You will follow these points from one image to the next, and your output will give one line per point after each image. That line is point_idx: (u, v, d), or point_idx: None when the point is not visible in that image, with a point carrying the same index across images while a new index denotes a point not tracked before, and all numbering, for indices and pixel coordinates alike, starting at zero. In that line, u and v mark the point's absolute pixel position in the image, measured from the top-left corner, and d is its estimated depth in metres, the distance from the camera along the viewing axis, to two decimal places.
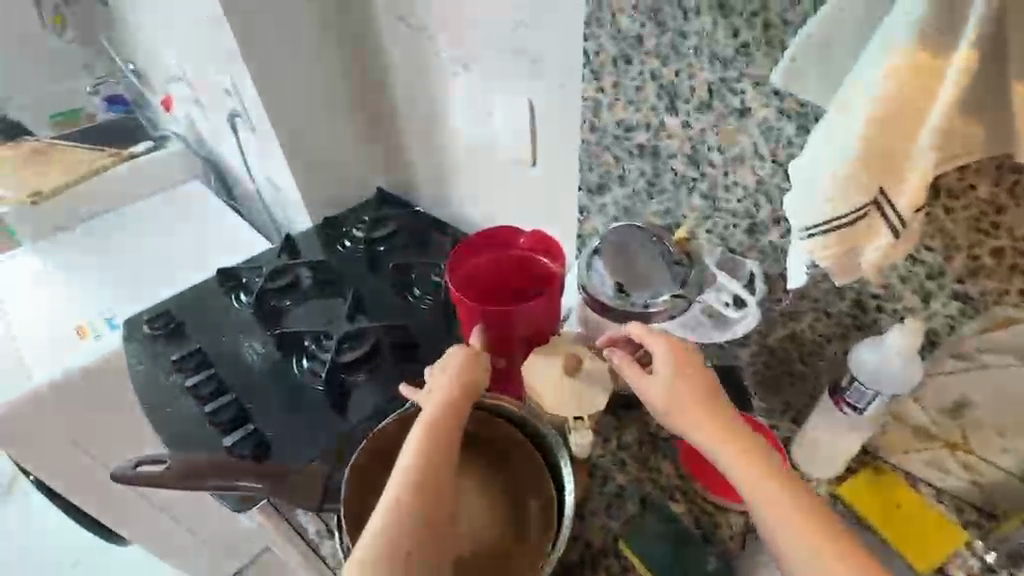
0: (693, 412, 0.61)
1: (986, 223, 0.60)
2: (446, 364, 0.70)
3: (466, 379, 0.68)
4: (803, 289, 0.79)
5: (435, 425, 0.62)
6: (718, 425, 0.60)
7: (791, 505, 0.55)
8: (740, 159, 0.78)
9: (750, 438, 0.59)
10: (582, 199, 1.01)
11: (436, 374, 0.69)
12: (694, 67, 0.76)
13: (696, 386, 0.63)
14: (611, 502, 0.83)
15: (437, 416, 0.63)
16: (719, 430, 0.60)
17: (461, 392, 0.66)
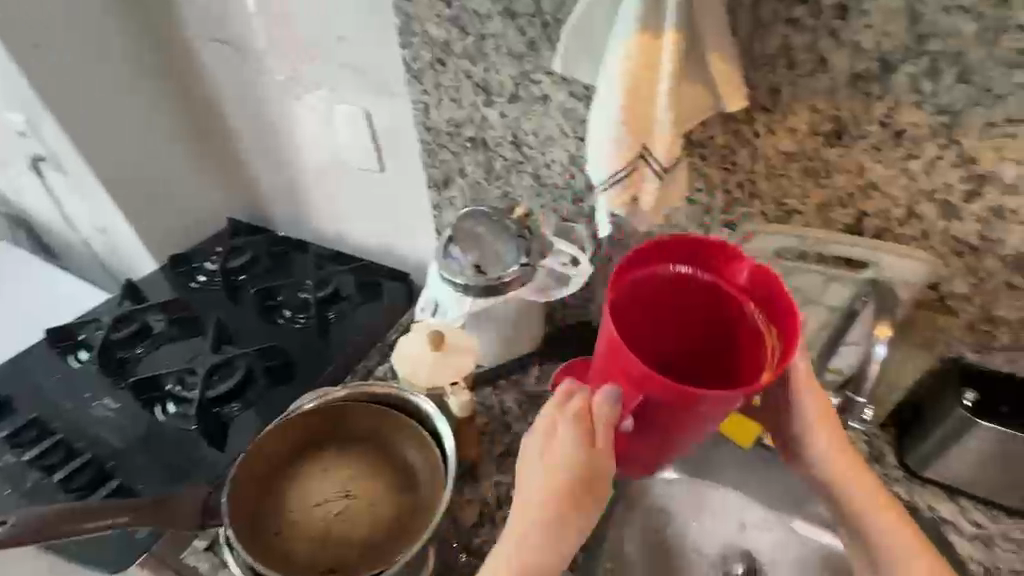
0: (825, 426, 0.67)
1: (727, 163, 0.78)
2: (553, 430, 0.59)
3: (571, 460, 0.57)
4: (622, 243, 0.97)
5: (554, 512, 0.56)
6: (848, 452, 0.67)
7: (901, 526, 0.64)
8: (552, 140, 0.91)
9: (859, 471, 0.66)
10: (434, 196, 1.12)
11: (542, 438, 0.59)
12: (497, 64, 0.87)
13: (832, 425, 0.68)
14: (500, 460, 0.92)
15: (561, 492, 0.57)
16: (846, 453, 0.67)
17: (563, 476, 0.57)
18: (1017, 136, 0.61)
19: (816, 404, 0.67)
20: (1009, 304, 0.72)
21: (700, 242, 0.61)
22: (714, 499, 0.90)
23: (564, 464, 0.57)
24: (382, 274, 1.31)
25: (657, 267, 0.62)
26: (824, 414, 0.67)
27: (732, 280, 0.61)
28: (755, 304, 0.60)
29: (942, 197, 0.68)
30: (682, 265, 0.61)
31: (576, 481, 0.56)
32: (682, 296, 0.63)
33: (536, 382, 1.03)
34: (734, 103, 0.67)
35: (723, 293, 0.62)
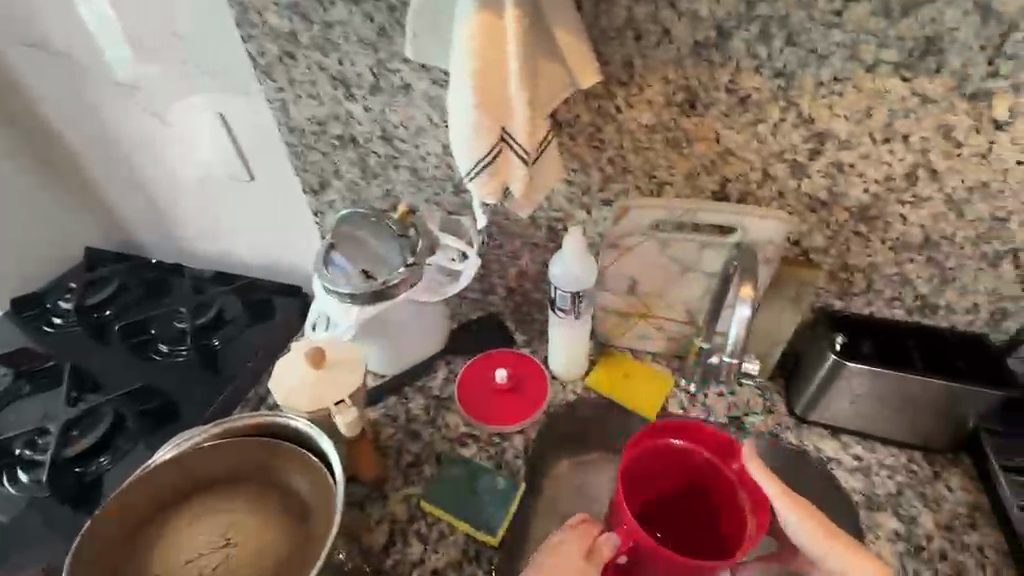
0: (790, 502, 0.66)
1: (595, 141, 0.77)
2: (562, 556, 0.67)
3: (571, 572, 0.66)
4: (512, 231, 0.95)
5: None
6: (819, 528, 0.65)
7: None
8: (423, 131, 0.87)
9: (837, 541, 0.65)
10: (312, 202, 1.04)
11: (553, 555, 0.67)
12: (351, 54, 0.82)
13: (804, 506, 0.66)
14: (409, 472, 0.87)
15: None
16: (823, 531, 0.65)
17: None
18: (843, 94, 0.65)
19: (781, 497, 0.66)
20: (861, 252, 0.77)
21: (701, 430, 0.75)
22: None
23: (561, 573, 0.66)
24: (272, 290, 1.21)
25: (662, 440, 0.75)
26: (792, 499, 0.66)
27: (728, 470, 0.73)
28: (746, 490, 0.72)
29: (790, 157, 0.71)
30: (672, 438, 0.75)
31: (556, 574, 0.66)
32: (671, 484, 0.78)
33: (439, 386, 0.98)
34: (587, 78, 0.66)
35: (721, 475, 0.74)
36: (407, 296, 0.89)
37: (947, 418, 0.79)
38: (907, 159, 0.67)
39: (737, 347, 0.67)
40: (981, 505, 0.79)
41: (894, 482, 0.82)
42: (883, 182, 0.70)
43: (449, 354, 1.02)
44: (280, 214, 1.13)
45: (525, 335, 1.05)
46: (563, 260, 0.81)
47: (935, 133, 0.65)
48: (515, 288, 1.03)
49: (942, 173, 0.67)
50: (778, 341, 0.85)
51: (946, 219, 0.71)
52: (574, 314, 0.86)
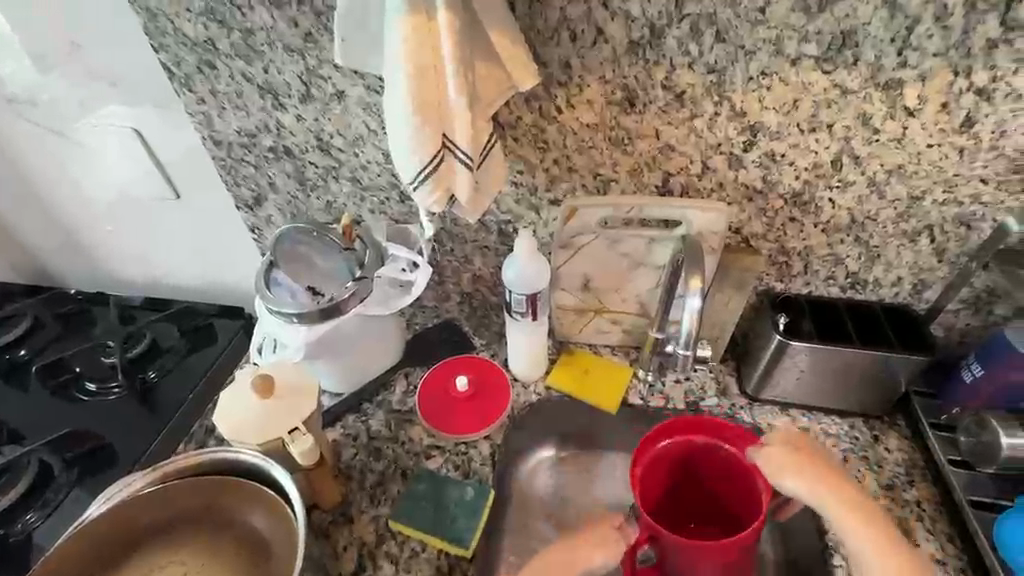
0: (790, 458, 0.68)
1: (540, 142, 0.77)
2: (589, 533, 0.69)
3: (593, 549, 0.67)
4: (463, 236, 0.93)
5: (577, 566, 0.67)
6: (811, 476, 0.68)
7: (865, 529, 0.66)
8: (361, 139, 0.83)
9: (829, 490, 0.67)
10: (248, 218, 0.99)
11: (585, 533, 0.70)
12: (277, 62, 0.77)
13: (795, 456, 0.69)
14: (375, 492, 0.85)
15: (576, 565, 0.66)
16: (815, 480, 0.67)
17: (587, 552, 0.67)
18: (770, 88, 0.68)
19: (769, 457, 0.69)
20: (796, 237, 0.81)
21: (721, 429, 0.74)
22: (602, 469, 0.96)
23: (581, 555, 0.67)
24: (212, 313, 1.14)
25: (688, 438, 0.75)
26: (784, 456, 0.69)
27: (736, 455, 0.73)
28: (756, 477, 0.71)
29: (726, 150, 0.73)
30: (698, 439, 0.74)
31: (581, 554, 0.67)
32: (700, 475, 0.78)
33: (400, 399, 0.96)
34: (527, 80, 0.66)
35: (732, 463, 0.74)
36: (357, 311, 0.86)
37: (883, 386, 0.85)
38: (832, 146, 0.71)
39: (689, 339, 0.68)
40: (917, 462, 0.85)
41: (840, 450, 0.86)
42: (812, 169, 0.73)
43: (407, 365, 1.00)
44: (212, 233, 1.06)
45: (484, 340, 1.03)
46: (516, 264, 0.80)
47: (856, 121, 0.69)
48: (470, 293, 1.02)
49: (864, 158, 0.71)
50: (727, 326, 0.88)
51: (869, 201, 0.75)
52: (532, 315, 0.86)
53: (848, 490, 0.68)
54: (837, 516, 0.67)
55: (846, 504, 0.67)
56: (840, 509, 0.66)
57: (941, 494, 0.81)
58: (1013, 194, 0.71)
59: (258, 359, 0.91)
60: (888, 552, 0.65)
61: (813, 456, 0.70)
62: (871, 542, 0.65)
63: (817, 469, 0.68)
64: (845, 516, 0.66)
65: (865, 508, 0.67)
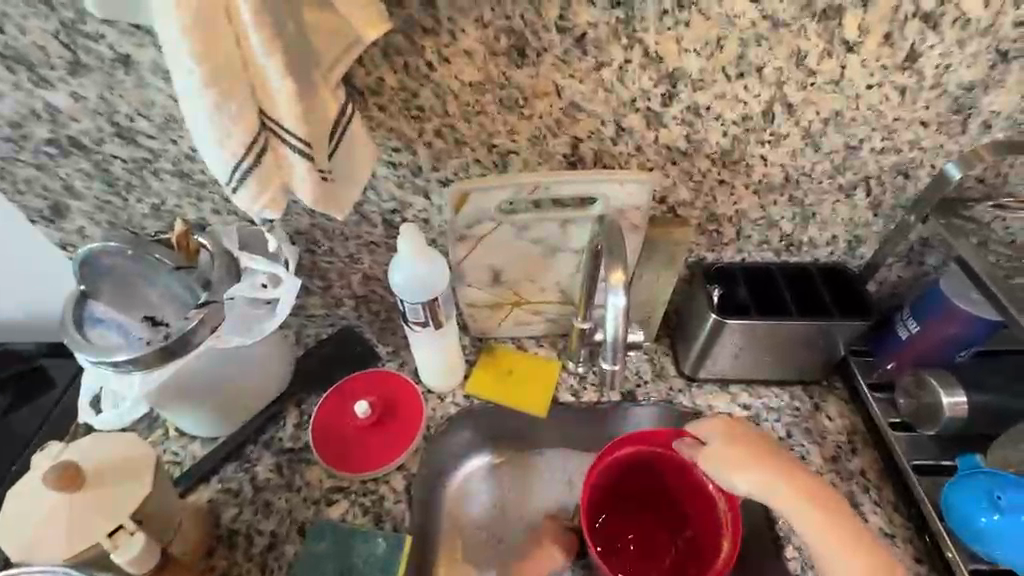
0: (734, 453, 0.61)
1: (413, 109, 0.60)
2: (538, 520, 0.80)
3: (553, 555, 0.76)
4: (342, 232, 0.76)
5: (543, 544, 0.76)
6: (759, 467, 0.60)
7: (823, 519, 0.57)
8: (173, 120, 0.62)
9: (779, 479, 0.59)
10: (52, 233, 0.75)
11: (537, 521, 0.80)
12: (15, 16, 0.54)
13: (740, 445, 0.61)
14: (266, 559, 0.70)
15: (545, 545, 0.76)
16: (766, 471, 0.59)
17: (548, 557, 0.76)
18: (689, 24, 0.54)
19: (710, 454, 0.62)
20: (727, 201, 0.70)
21: (644, 433, 0.68)
22: (544, 469, 0.86)
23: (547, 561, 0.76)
24: (41, 353, 0.91)
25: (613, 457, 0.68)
26: (724, 447, 0.62)
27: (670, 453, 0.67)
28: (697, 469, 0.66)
29: (643, 106, 0.60)
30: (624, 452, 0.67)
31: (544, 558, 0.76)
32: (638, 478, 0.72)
33: (291, 435, 0.79)
34: (372, 27, 0.48)
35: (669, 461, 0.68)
36: (205, 348, 0.67)
37: (822, 353, 0.79)
38: (762, 94, 0.59)
39: (615, 347, 0.57)
40: (858, 427, 0.81)
41: (783, 425, 0.80)
42: (740, 123, 0.62)
43: (297, 392, 0.82)
44: (11, 257, 0.81)
45: (389, 348, 0.87)
46: (403, 266, 0.65)
47: (789, 61, 0.57)
48: (364, 295, 0.85)
49: (797, 105, 0.61)
50: (660, 305, 0.77)
51: (804, 155, 0.65)
52: (434, 323, 0.71)
53: (800, 476, 0.59)
54: (792, 507, 0.58)
55: (798, 494, 0.58)
56: (792, 501, 0.58)
57: (884, 459, 0.77)
58: (953, 137, 0.64)
59: (92, 417, 0.72)
60: (850, 545, 0.57)
61: (757, 445, 0.61)
62: (830, 537, 0.57)
63: (765, 458, 0.60)
64: (799, 507, 0.58)
65: (822, 495, 0.59)
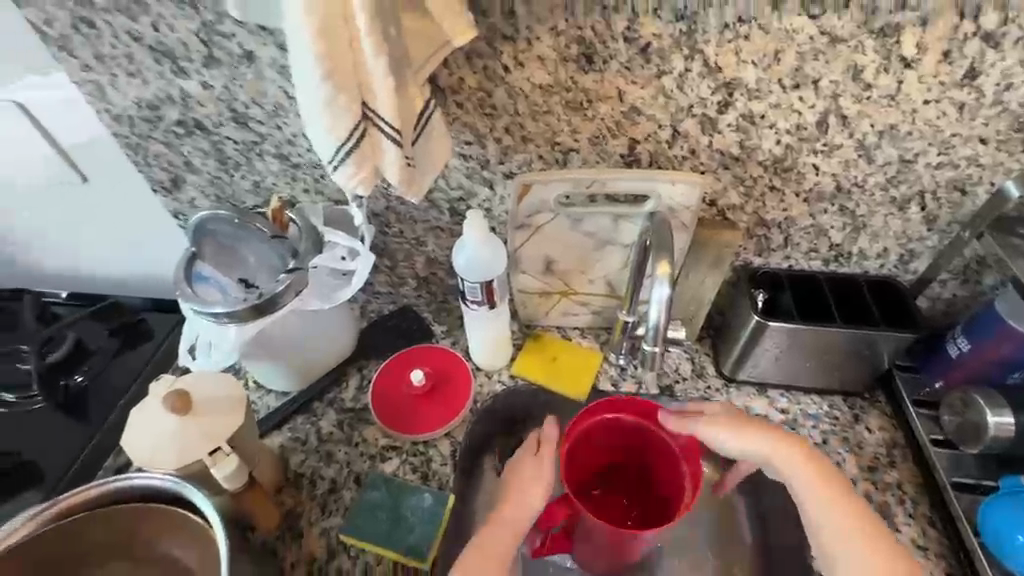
0: (732, 419, 0.65)
1: (487, 107, 0.67)
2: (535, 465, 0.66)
3: (525, 500, 0.64)
4: (412, 216, 0.84)
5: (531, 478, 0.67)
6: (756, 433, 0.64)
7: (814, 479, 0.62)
8: (281, 109, 0.72)
9: (775, 445, 0.63)
10: (168, 203, 0.87)
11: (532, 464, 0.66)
12: (167, 17, 0.64)
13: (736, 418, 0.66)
14: (325, 501, 0.78)
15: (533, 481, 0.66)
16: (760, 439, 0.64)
17: (512, 504, 0.63)
18: (749, 37, 0.58)
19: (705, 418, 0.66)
20: (776, 207, 0.73)
21: (637, 400, 0.67)
22: None
23: (518, 510, 0.63)
24: (144, 307, 1.04)
25: (608, 415, 0.68)
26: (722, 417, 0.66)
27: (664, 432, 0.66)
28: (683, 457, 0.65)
29: (698, 112, 0.64)
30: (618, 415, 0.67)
31: (511, 505, 0.63)
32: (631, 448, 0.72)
33: (352, 397, 0.88)
34: (462, 33, 0.55)
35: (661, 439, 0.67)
36: (293, 307, 0.76)
37: (866, 364, 0.79)
38: (817, 105, 0.62)
39: (657, 332, 0.60)
40: (897, 441, 0.81)
41: (819, 431, 0.82)
42: (794, 132, 0.65)
43: (360, 358, 0.91)
44: (133, 221, 0.94)
45: (444, 327, 0.95)
46: (467, 248, 0.71)
47: (846, 75, 0.60)
48: (426, 277, 0.93)
49: (852, 118, 0.63)
50: (703, 304, 0.81)
51: (857, 166, 0.67)
52: (489, 304, 0.77)
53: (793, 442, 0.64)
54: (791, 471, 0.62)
55: (793, 457, 0.63)
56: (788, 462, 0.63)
57: (922, 475, 0.78)
58: (1013, 154, 0.65)
59: (190, 362, 0.82)
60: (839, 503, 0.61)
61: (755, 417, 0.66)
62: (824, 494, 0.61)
63: (760, 426, 0.65)
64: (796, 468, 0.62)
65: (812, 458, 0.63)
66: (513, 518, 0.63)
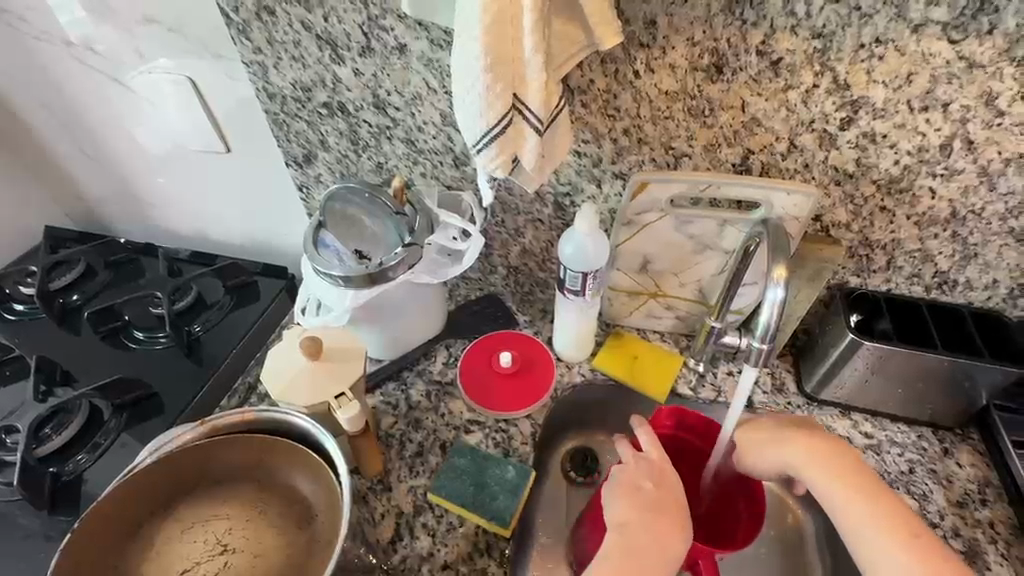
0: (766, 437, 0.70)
1: (611, 109, 0.71)
2: (661, 491, 0.67)
3: (669, 529, 0.65)
4: (517, 207, 0.88)
5: (653, 504, 0.66)
6: (786, 447, 0.69)
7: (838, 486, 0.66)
8: (419, 98, 0.80)
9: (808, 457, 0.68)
10: (297, 175, 0.96)
11: (657, 493, 0.67)
12: (338, 10, 0.73)
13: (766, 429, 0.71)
14: (413, 462, 0.83)
15: (666, 510, 0.66)
16: (791, 452, 0.68)
17: (670, 521, 0.65)
18: (883, 58, 0.60)
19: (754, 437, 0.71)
20: (884, 228, 0.73)
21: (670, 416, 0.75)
22: None
23: (656, 536, 0.64)
24: (256, 271, 1.12)
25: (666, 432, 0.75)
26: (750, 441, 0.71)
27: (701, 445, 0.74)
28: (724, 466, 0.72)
29: (819, 127, 0.67)
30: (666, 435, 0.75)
31: (656, 531, 0.65)
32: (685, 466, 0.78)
33: (440, 370, 0.93)
34: (608, 38, 0.59)
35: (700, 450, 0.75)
36: (406, 278, 0.83)
37: (964, 397, 0.77)
38: (943, 129, 0.64)
39: (766, 331, 0.62)
40: (990, 479, 0.79)
41: (906, 460, 0.80)
42: (915, 154, 0.66)
43: (448, 336, 0.96)
44: (261, 190, 1.04)
45: (527, 316, 0.99)
46: (576, 237, 0.76)
47: (978, 101, 0.61)
48: (517, 266, 0.97)
49: (979, 143, 0.64)
50: (795, 319, 0.81)
51: (977, 193, 0.68)
52: (585, 295, 0.81)
53: (818, 451, 0.68)
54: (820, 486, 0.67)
55: (816, 464, 0.67)
56: (810, 465, 0.67)
57: (1017, 517, 0.76)
58: None
59: (301, 320, 0.88)
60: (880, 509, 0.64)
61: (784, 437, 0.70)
62: (861, 510, 0.64)
63: (790, 441, 0.69)
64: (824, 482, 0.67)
65: (848, 468, 0.67)
66: (664, 541, 0.64)
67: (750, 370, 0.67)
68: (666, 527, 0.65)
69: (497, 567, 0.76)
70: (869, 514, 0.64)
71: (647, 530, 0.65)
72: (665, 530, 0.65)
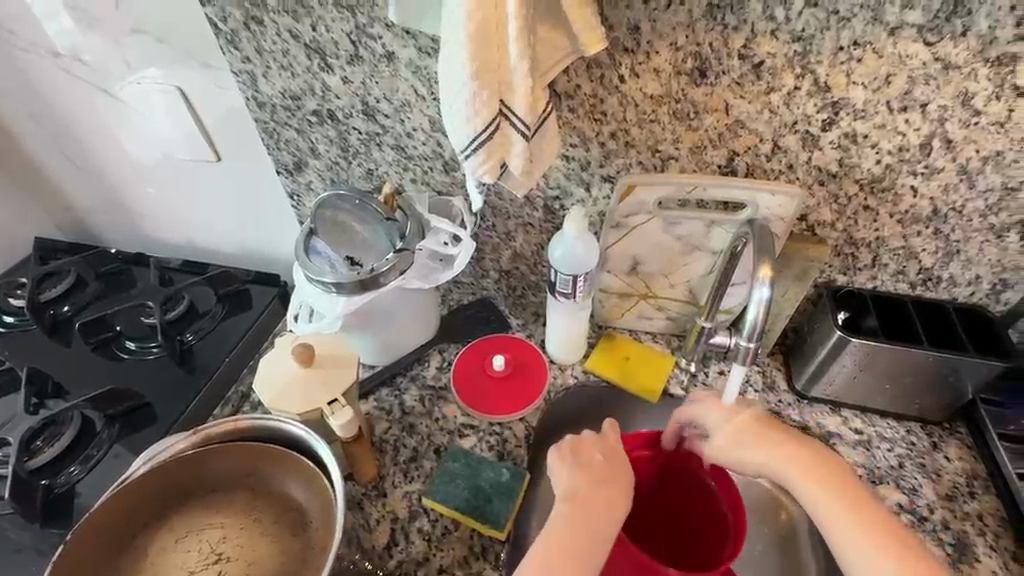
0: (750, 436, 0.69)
1: (597, 113, 0.72)
2: (609, 460, 0.69)
3: (614, 496, 0.67)
4: (507, 212, 0.89)
5: (602, 473, 0.68)
6: (766, 446, 0.69)
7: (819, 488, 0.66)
8: (408, 104, 0.80)
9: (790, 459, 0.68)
10: (287, 183, 0.96)
11: (603, 462, 0.69)
12: (326, 19, 0.74)
13: (756, 430, 0.70)
14: (407, 468, 0.84)
15: (610, 477, 0.68)
16: (774, 453, 0.68)
17: (616, 489, 0.67)
18: (862, 60, 0.62)
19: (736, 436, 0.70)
20: (868, 226, 0.75)
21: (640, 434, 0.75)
22: None
23: (603, 505, 0.66)
24: (248, 278, 1.12)
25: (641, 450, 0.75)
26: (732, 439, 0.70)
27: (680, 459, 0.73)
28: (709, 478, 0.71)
29: (802, 129, 0.68)
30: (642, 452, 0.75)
31: (602, 498, 0.66)
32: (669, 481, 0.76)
33: (434, 375, 0.93)
34: (592, 43, 0.60)
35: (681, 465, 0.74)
36: (398, 284, 0.83)
37: (951, 392, 0.79)
38: (923, 129, 0.65)
39: (753, 330, 0.63)
40: (978, 473, 0.80)
41: (895, 455, 0.81)
42: (896, 153, 0.67)
43: (441, 341, 0.96)
44: (252, 197, 1.04)
45: (519, 320, 0.99)
46: (566, 240, 0.77)
47: (955, 101, 0.62)
48: (509, 270, 0.97)
49: (958, 142, 0.65)
50: (784, 317, 0.82)
51: (957, 191, 0.69)
52: (576, 297, 0.81)
53: (800, 453, 0.68)
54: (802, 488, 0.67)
55: (798, 466, 0.67)
56: (793, 468, 0.67)
57: (1005, 509, 0.77)
58: None
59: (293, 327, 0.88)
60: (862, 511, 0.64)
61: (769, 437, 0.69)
62: (842, 513, 0.64)
63: (773, 443, 0.69)
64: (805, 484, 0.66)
65: (830, 471, 0.67)
66: (610, 506, 0.66)
67: (739, 368, 0.68)
68: (612, 495, 0.67)
69: (493, 570, 0.76)
70: (849, 517, 0.64)
71: (592, 497, 0.66)
72: (611, 497, 0.67)
